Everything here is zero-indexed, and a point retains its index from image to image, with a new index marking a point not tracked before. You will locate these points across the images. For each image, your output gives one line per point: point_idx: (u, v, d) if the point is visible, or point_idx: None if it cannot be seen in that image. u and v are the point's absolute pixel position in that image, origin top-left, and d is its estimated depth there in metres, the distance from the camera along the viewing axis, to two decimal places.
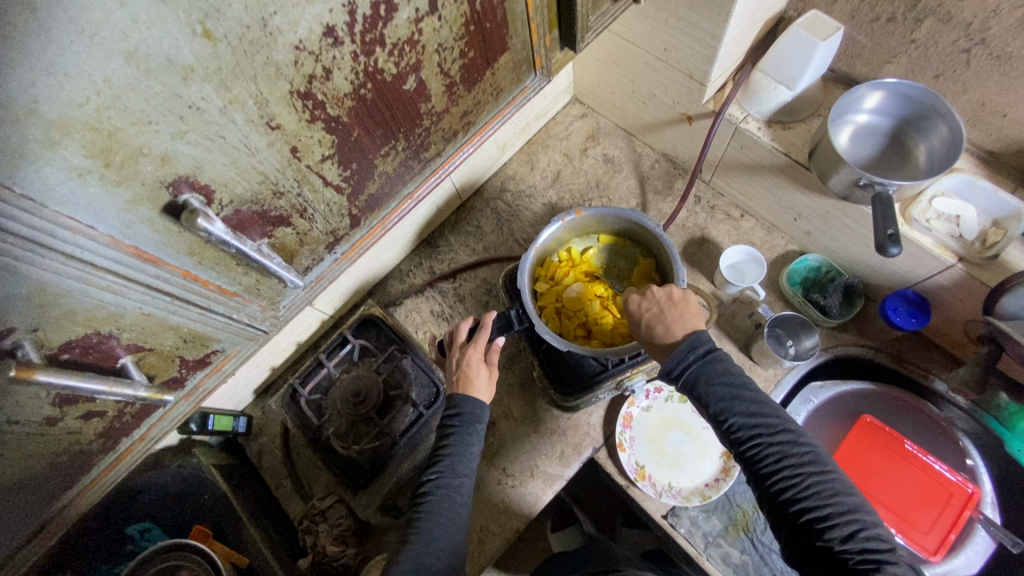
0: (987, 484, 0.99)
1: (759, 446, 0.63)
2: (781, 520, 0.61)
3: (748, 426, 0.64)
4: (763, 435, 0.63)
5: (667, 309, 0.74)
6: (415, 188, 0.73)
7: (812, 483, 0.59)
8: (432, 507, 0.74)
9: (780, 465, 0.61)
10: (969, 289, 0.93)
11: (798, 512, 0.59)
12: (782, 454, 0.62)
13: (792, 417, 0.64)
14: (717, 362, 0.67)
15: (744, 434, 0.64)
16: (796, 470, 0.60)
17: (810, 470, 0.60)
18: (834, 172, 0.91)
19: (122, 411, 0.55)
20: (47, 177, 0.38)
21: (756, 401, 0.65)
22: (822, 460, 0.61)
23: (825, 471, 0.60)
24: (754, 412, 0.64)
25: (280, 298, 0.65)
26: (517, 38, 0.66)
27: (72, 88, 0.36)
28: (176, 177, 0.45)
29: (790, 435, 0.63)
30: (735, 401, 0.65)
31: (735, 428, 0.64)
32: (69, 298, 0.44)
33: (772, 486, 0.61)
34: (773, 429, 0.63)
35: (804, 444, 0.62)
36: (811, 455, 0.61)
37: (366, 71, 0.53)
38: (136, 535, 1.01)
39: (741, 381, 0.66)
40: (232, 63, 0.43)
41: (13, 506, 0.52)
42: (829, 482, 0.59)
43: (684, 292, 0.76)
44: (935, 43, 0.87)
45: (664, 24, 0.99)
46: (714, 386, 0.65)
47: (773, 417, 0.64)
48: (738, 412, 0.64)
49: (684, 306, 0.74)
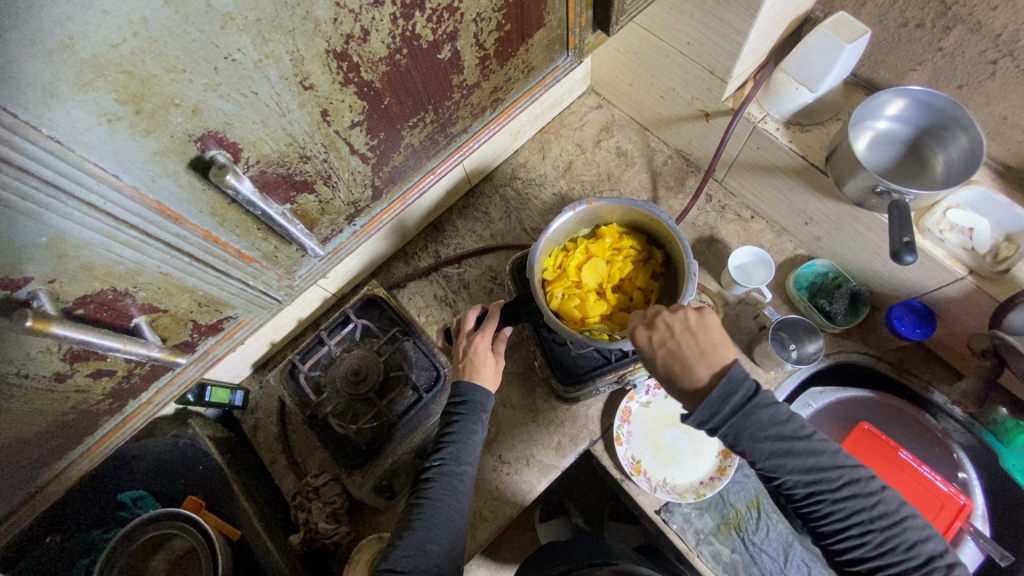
0: (979, 496, 1.01)
1: (828, 505, 0.61)
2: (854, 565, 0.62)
3: (812, 485, 0.61)
4: (830, 494, 0.61)
5: (686, 344, 0.65)
6: (439, 163, 0.72)
7: (887, 539, 0.59)
8: (433, 494, 0.73)
9: (852, 525, 0.60)
10: (977, 302, 0.93)
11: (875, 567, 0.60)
12: (850, 512, 0.60)
13: (849, 463, 0.62)
14: (764, 413, 0.61)
15: (807, 491, 0.62)
16: (866, 527, 0.60)
17: (884, 524, 0.60)
18: (851, 177, 0.90)
19: (131, 371, 0.54)
20: (77, 121, 0.37)
21: (814, 453, 0.61)
22: (888, 507, 0.60)
23: (894, 522, 0.60)
24: (811, 470, 0.61)
25: (297, 268, 0.64)
26: (554, 15, 0.65)
27: (110, 26, 0.34)
28: (205, 132, 0.44)
29: (856, 487, 0.61)
30: (794, 461, 0.61)
31: (798, 486, 0.62)
32: (88, 250, 0.43)
33: (845, 542, 0.61)
34: (839, 486, 0.61)
35: (872, 495, 0.61)
36: (881, 506, 0.60)
37: (403, 36, 0.51)
38: (127, 502, 1.00)
39: (790, 431, 0.61)
40: (271, 15, 0.41)
41: (13, 463, 0.51)
42: (901, 533, 0.60)
43: (701, 315, 0.67)
44: (962, 52, 0.86)
45: (689, 17, 0.97)
46: (772, 445, 0.61)
47: (838, 471, 0.61)
48: (799, 470, 0.61)
49: (704, 335, 0.65)
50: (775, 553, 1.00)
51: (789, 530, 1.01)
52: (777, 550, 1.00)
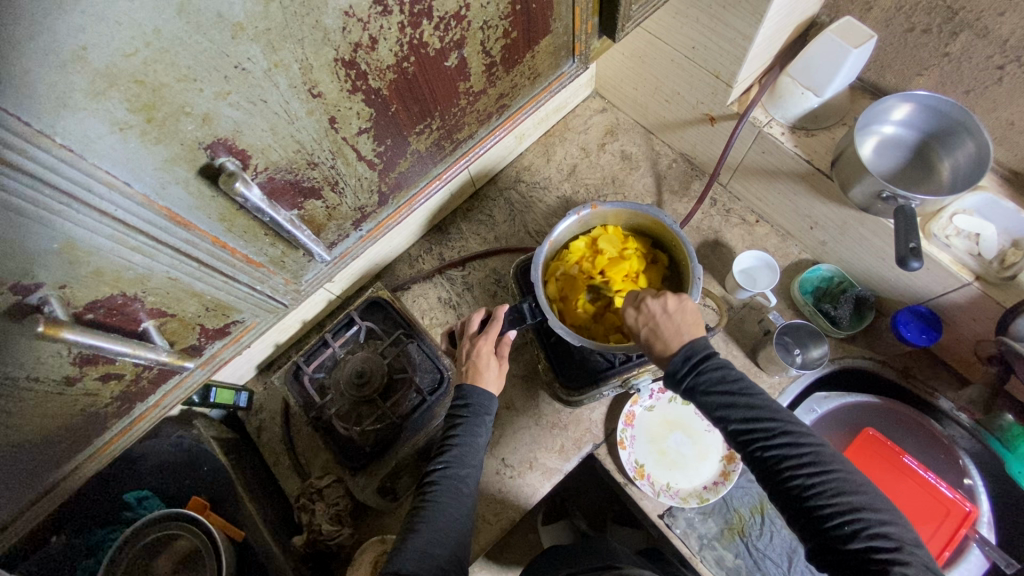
0: (985, 503, 1.00)
1: (758, 450, 0.61)
2: (792, 517, 0.60)
3: (747, 432, 0.62)
4: (762, 440, 0.61)
5: (665, 323, 0.70)
6: (445, 169, 0.72)
7: (813, 486, 0.57)
8: (437, 497, 0.74)
9: (781, 471, 0.59)
10: (984, 308, 0.92)
11: (803, 514, 0.58)
12: (780, 458, 0.59)
13: (790, 416, 0.61)
14: (710, 368, 0.65)
15: (743, 439, 0.62)
16: (795, 473, 0.58)
17: (810, 471, 0.57)
18: (857, 182, 0.90)
19: (140, 375, 0.55)
20: (89, 130, 0.37)
21: (752, 403, 0.62)
22: (823, 458, 0.58)
23: (827, 471, 0.57)
24: (748, 418, 0.62)
25: (304, 272, 0.65)
26: (560, 21, 0.65)
27: (123, 37, 0.35)
28: (215, 140, 0.44)
29: (790, 437, 0.60)
30: (731, 408, 0.63)
31: (735, 434, 0.63)
32: (99, 256, 0.44)
33: (778, 490, 0.60)
34: (771, 433, 0.61)
35: (804, 445, 0.59)
36: (812, 455, 0.58)
37: (411, 44, 0.51)
38: (132, 503, 0.99)
39: (735, 384, 0.63)
40: (281, 24, 0.41)
41: (22, 466, 0.52)
42: (833, 482, 0.56)
43: (679, 298, 0.71)
44: (968, 57, 0.86)
45: (694, 21, 0.97)
46: (712, 395, 0.63)
47: (771, 420, 0.61)
48: (736, 419, 0.62)
49: (681, 316, 0.69)
50: (779, 559, 0.99)
51: (793, 536, 1.00)
52: (781, 555, 0.99)
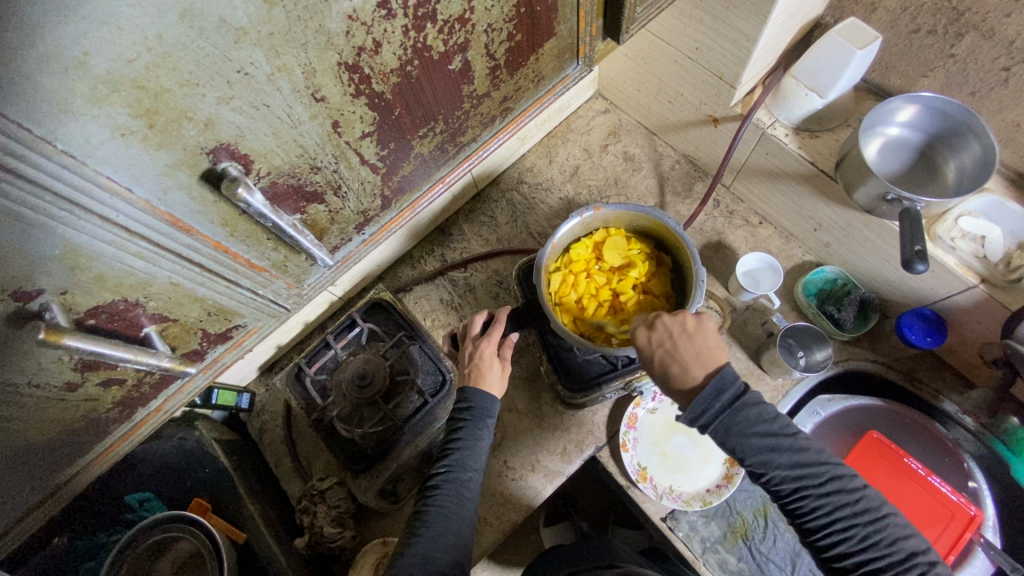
0: (990, 507, 0.99)
1: (809, 499, 0.60)
2: (840, 567, 0.60)
3: (796, 480, 0.60)
4: (812, 488, 0.60)
5: (683, 344, 0.66)
6: (448, 172, 0.72)
7: (869, 534, 0.57)
8: (440, 501, 0.73)
9: (836, 520, 0.59)
10: (990, 311, 0.92)
11: (857, 565, 0.58)
12: (833, 507, 0.59)
13: (834, 459, 0.61)
14: (750, 409, 0.62)
15: (791, 487, 0.61)
16: (850, 523, 0.58)
17: (866, 518, 0.58)
18: (861, 184, 0.89)
19: (141, 380, 0.55)
20: (91, 135, 0.37)
21: (798, 447, 0.61)
22: (873, 503, 0.59)
23: (879, 517, 0.58)
24: (796, 465, 0.60)
25: (306, 276, 0.64)
26: (565, 24, 0.65)
27: (124, 42, 0.35)
28: (217, 145, 0.44)
29: (840, 483, 0.60)
30: (778, 454, 0.61)
31: (781, 482, 0.61)
32: (100, 262, 0.43)
33: (828, 539, 0.59)
34: (821, 480, 0.60)
35: (854, 490, 0.59)
36: (864, 501, 0.59)
37: (415, 48, 0.51)
38: (134, 505, 1.01)
39: (778, 427, 0.62)
40: (284, 29, 0.41)
41: (23, 471, 0.52)
42: (885, 529, 0.58)
43: (698, 319, 0.68)
44: (975, 59, 0.85)
45: (698, 22, 0.97)
46: (760, 441, 0.61)
47: (819, 465, 0.61)
48: (784, 466, 0.61)
49: (701, 338, 0.66)
50: (783, 563, 0.99)
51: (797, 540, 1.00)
52: (785, 559, 0.99)
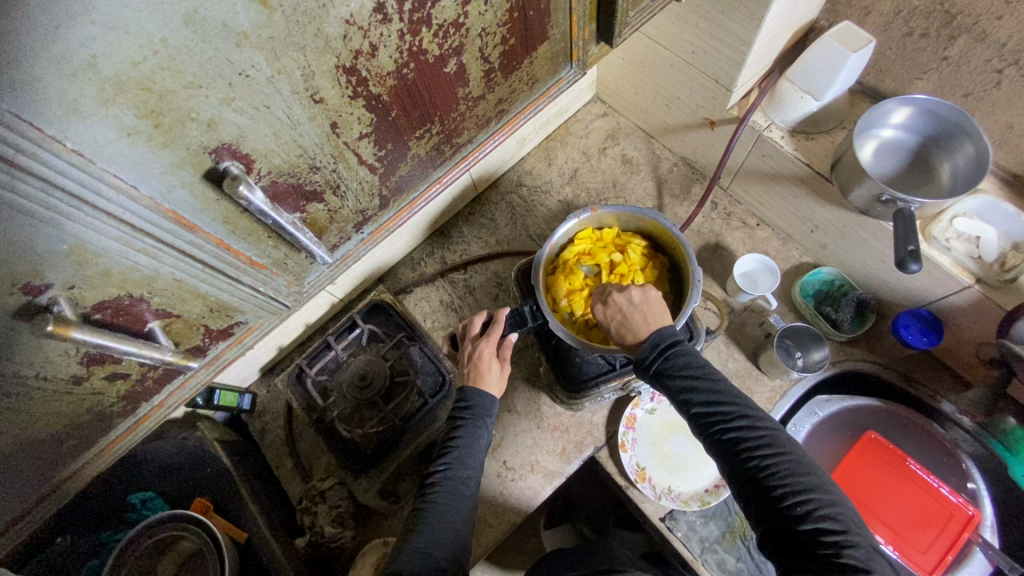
0: (989, 507, 0.99)
1: (718, 432, 0.62)
2: (746, 502, 0.60)
3: (709, 415, 0.63)
4: (721, 422, 0.62)
5: (633, 315, 0.71)
6: (445, 173, 0.73)
7: (769, 467, 0.58)
8: (439, 498, 0.74)
9: (739, 450, 0.60)
10: (985, 311, 0.92)
11: (757, 496, 0.58)
12: (739, 440, 0.60)
13: (751, 402, 0.63)
14: (677, 353, 0.66)
15: (705, 422, 0.63)
16: (752, 454, 0.59)
17: (767, 453, 0.58)
18: (856, 186, 0.90)
19: (145, 374, 0.56)
20: (98, 135, 0.38)
21: (714, 388, 0.64)
22: (779, 441, 0.59)
23: (783, 453, 0.58)
24: (711, 402, 0.63)
25: (306, 274, 0.66)
26: (558, 28, 0.66)
27: (130, 46, 0.36)
28: (219, 144, 0.45)
29: (750, 420, 0.61)
30: (694, 392, 0.64)
31: (696, 416, 0.64)
32: (106, 258, 0.45)
33: (734, 472, 0.60)
34: (730, 416, 0.62)
35: (762, 428, 0.60)
36: (769, 438, 0.59)
37: (411, 51, 0.52)
38: (137, 505, 1.01)
39: (700, 370, 0.65)
40: (284, 33, 0.42)
41: (29, 465, 0.53)
42: (788, 464, 0.57)
43: (643, 290, 0.73)
44: (967, 61, 0.86)
45: (693, 26, 0.98)
46: (677, 377, 0.65)
47: (732, 404, 0.63)
48: (697, 401, 0.63)
49: (647, 307, 0.71)
50: None
51: None
52: None
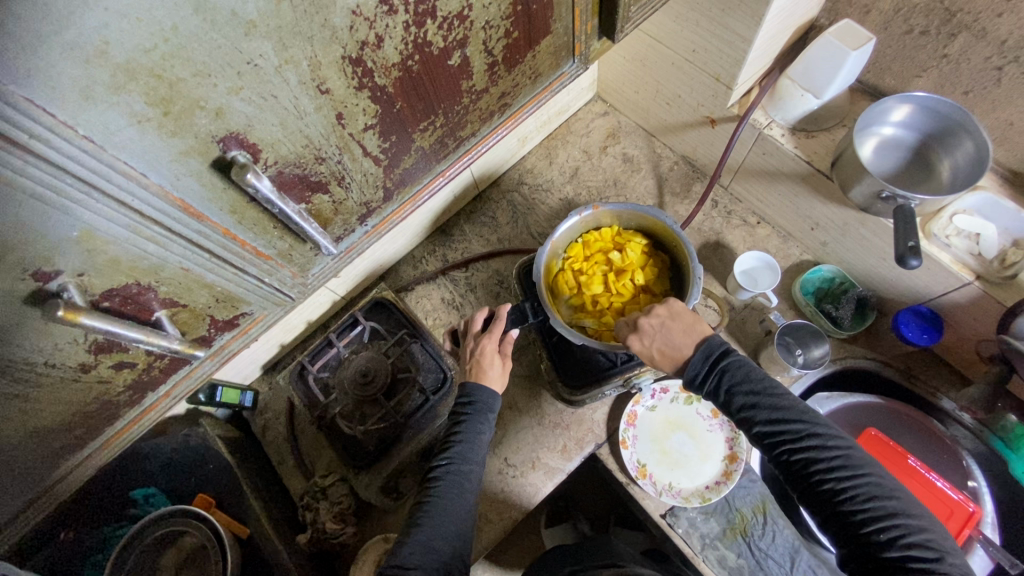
0: (989, 504, 0.99)
1: (787, 453, 0.62)
2: (825, 522, 0.60)
3: (777, 435, 0.63)
4: (789, 444, 0.62)
5: (668, 333, 0.72)
6: (447, 167, 0.74)
7: (846, 490, 0.58)
8: (441, 492, 0.74)
9: (811, 473, 0.60)
10: (986, 306, 0.92)
11: (835, 519, 0.59)
12: (811, 461, 0.60)
13: (821, 419, 0.62)
14: (738, 371, 0.67)
15: (772, 442, 0.64)
16: (826, 476, 0.59)
17: (841, 475, 0.58)
18: (856, 182, 0.90)
19: (151, 364, 0.56)
20: (109, 121, 0.39)
21: (779, 407, 0.64)
22: (854, 462, 0.59)
23: (858, 474, 0.58)
24: (777, 422, 0.63)
25: (310, 266, 0.66)
26: (560, 22, 0.67)
27: (142, 33, 0.36)
28: (227, 133, 0.46)
29: (820, 440, 0.61)
30: (759, 412, 0.64)
31: (762, 436, 0.64)
32: (115, 245, 0.45)
33: (808, 493, 0.61)
34: (799, 436, 0.62)
35: (833, 448, 0.60)
36: (842, 459, 0.59)
37: (415, 43, 0.53)
38: (138, 500, 1.02)
39: (763, 389, 0.65)
40: (292, 23, 0.43)
41: (36, 454, 0.53)
42: (865, 486, 0.57)
43: (667, 306, 0.74)
44: (967, 58, 0.87)
45: (694, 24, 0.98)
46: (741, 399, 0.65)
47: (800, 422, 0.63)
48: (763, 421, 0.64)
49: (678, 323, 0.72)
50: (782, 558, 0.99)
51: (796, 535, 1.00)
52: (783, 556, 0.99)
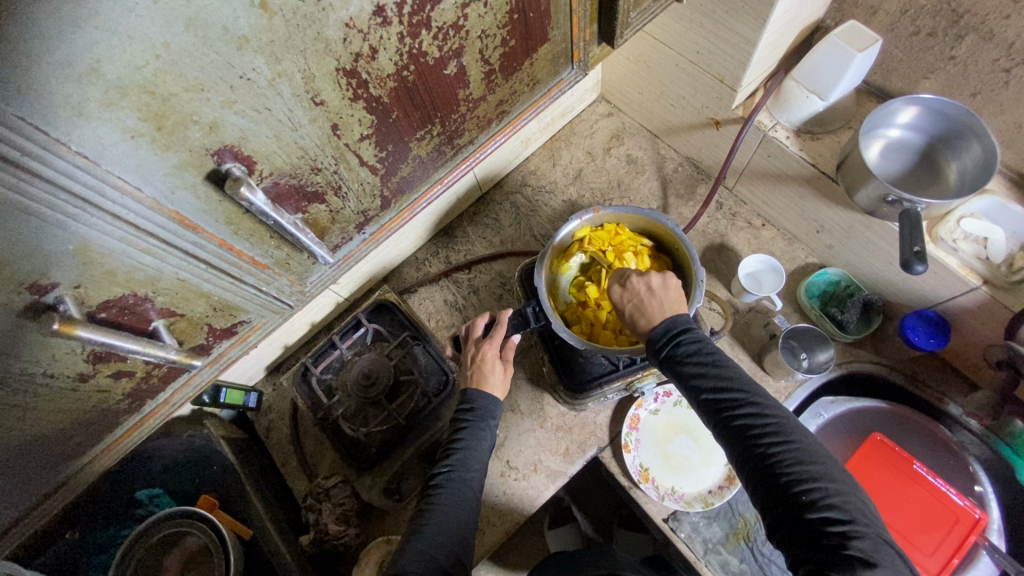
0: (995, 510, 0.98)
1: (726, 419, 0.62)
2: (752, 490, 0.60)
3: (718, 401, 0.63)
4: (730, 410, 0.62)
5: (649, 301, 0.72)
6: (446, 173, 0.74)
7: (776, 455, 0.57)
8: (441, 499, 0.74)
9: (746, 438, 0.60)
10: (993, 313, 0.91)
11: (763, 483, 0.57)
12: (747, 426, 0.60)
13: (762, 390, 0.63)
14: (689, 341, 0.67)
15: (713, 408, 0.63)
16: (759, 440, 0.59)
17: (774, 440, 0.58)
18: (861, 186, 0.89)
19: (149, 373, 0.57)
20: (103, 137, 0.39)
21: (724, 375, 0.64)
22: (788, 429, 0.59)
23: (791, 440, 0.58)
24: (720, 389, 0.63)
25: (308, 274, 0.66)
26: (558, 29, 0.66)
27: (133, 50, 0.36)
28: (221, 146, 0.46)
29: (759, 407, 0.61)
30: (704, 378, 0.64)
31: (704, 402, 0.64)
32: (111, 258, 0.45)
33: (740, 458, 0.60)
34: (740, 403, 0.62)
35: (770, 416, 0.60)
36: (776, 426, 0.59)
37: (411, 53, 0.53)
38: (144, 500, 1.04)
39: (711, 357, 0.65)
40: (284, 36, 0.43)
41: (37, 461, 0.54)
42: (795, 452, 0.57)
43: (663, 275, 0.74)
44: (974, 61, 0.86)
45: (699, 26, 0.98)
46: (687, 364, 0.65)
47: (742, 391, 0.63)
48: (707, 387, 0.64)
49: (664, 294, 0.72)
50: (784, 564, 0.98)
51: None
52: (786, 561, 0.99)
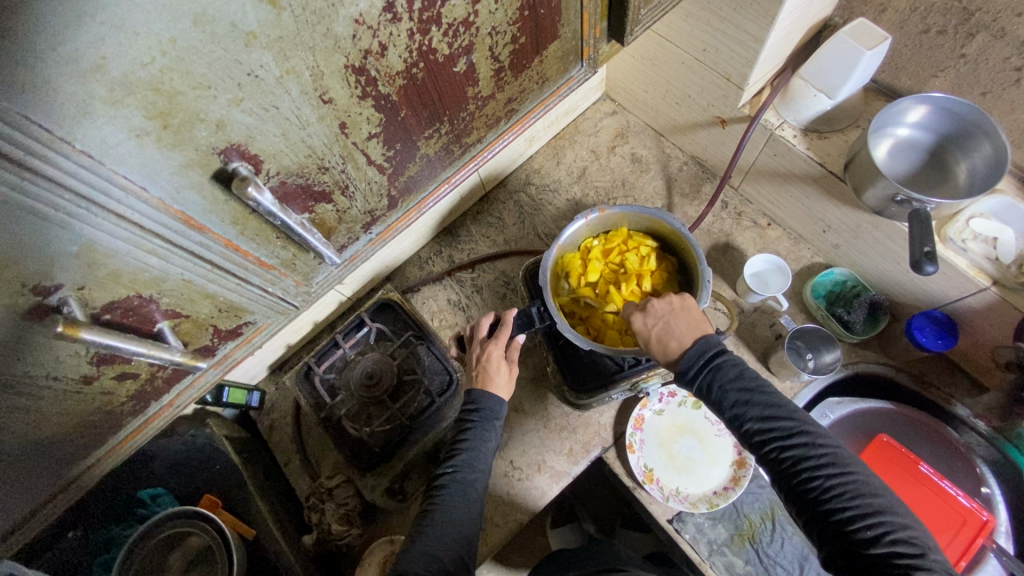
0: (1003, 513, 0.97)
1: (776, 450, 0.61)
2: (809, 523, 0.59)
3: (766, 431, 0.62)
4: (779, 440, 0.61)
5: (675, 323, 0.71)
6: (453, 173, 0.73)
7: (833, 487, 0.56)
8: (446, 500, 0.74)
9: (799, 470, 0.59)
10: (1003, 314, 0.90)
11: (820, 516, 0.57)
12: (799, 457, 0.59)
13: (809, 417, 0.62)
14: (729, 367, 0.66)
15: (761, 438, 0.62)
16: (814, 472, 0.58)
17: (828, 471, 0.57)
18: (870, 185, 0.88)
19: (154, 374, 0.56)
20: (108, 136, 0.38)
21: (769, 403, 0.63)
22: (842, 459, 0.58)
23: (846, 471, 0.57)
24: (767, 419, 0.62)
25: (314, 275, 0.66)
26: (569, 26, 0.65)
27: (140, 47, 0.36)
28: (228, 145, 0.45)
29: (809, 437, 0.60)
30: (750, 407, 0.63)
31: (752, 432, 0.63)
32: (116, 258, 0.45)
33: (794, 491, 0.59)
34: (789, 432, 0.61)
35: (821, 445, 0.59)
36: (829, 455, 0.58)
37: (420, 50, 0.52)
38: (147, 501, 1.01)
39: (755, 384, 0.64)
40: (293, 33, 0.42)
41: (40, 464, 0.53)
42: (852, 484, 0.56)
43: (682, 297, 0.73)
44: (986, 59, 0.85)
45: (706, 24, 0.97)
46: (731, 392, 0.64)
47: (789, 419, 0.62)
48: (753, 417, 0.63)
49: (686, 315, 0.72)
50: (790, 566, 0.98)
51: (804, 543, 0.99)
52: (792, 563, 0.98)
